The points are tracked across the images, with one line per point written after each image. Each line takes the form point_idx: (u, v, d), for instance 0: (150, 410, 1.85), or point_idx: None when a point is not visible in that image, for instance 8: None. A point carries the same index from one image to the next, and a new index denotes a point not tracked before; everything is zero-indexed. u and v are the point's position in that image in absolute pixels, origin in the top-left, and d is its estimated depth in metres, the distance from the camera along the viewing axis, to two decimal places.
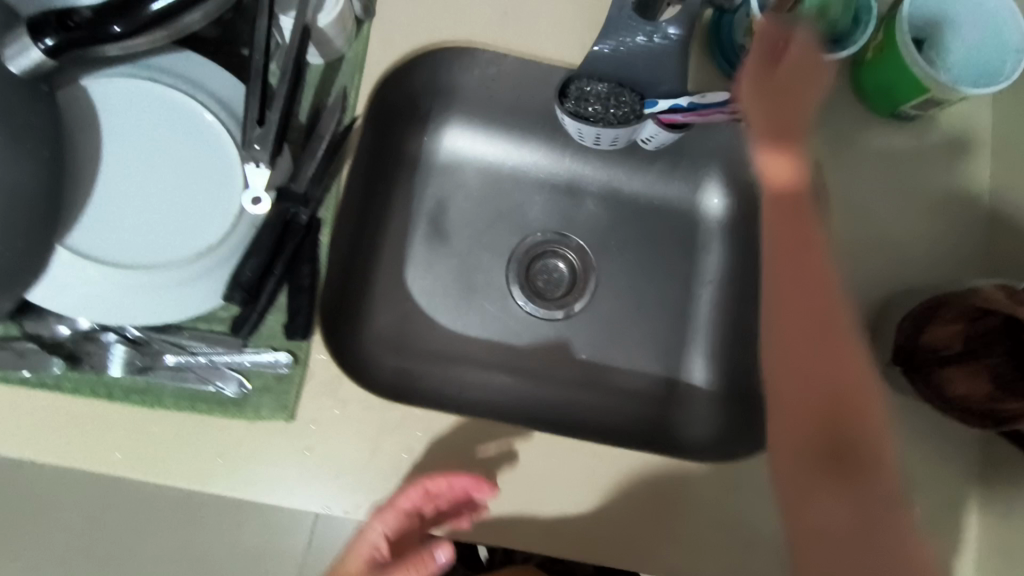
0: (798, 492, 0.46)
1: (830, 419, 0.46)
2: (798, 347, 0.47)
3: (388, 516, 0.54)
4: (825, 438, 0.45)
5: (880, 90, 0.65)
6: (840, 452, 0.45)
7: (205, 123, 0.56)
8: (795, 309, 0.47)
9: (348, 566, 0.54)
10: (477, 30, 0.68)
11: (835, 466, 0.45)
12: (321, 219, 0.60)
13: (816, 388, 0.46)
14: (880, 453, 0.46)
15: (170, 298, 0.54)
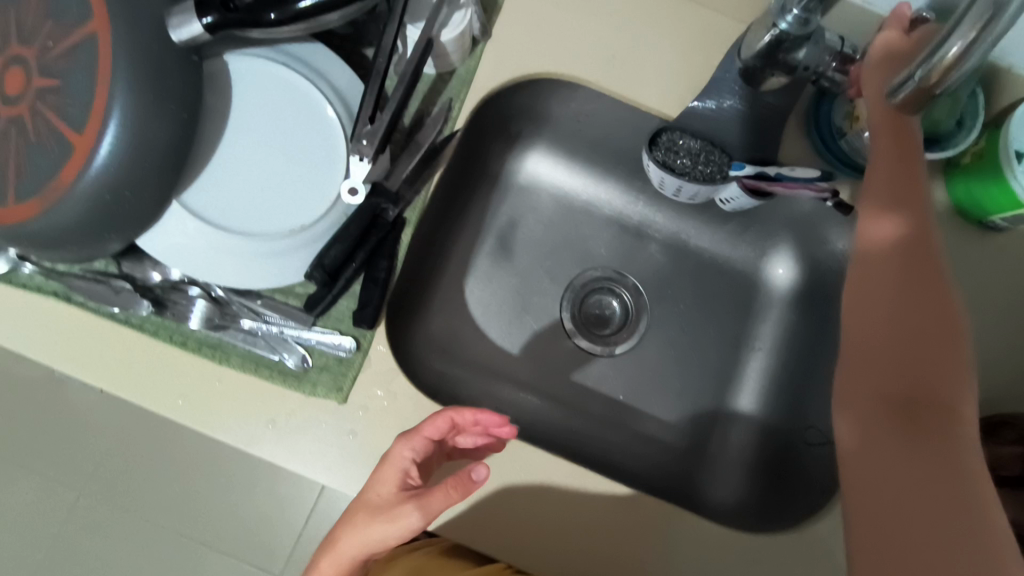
0: (863, 483, 0.46)
1: (910, 419, 0.46)
2: (878, 346, 0.49)
3: (415, 441, 0.53)
4: (902, 432, 0.46)
5: (970, 200, 0.65)
6: (916, 411, 0.46)
7: (323, 113, 0.59)
8: (876, 314, 0.51)
9: (378, 489, 0.51)
10: (586, 67, 0.70)
11: (908, 418, 0.46)
12: (405, 219, 0.64)
13: (891, 387, 0.48)
14: (967, 438, 0.45)
15: (257, 266, 0.58)
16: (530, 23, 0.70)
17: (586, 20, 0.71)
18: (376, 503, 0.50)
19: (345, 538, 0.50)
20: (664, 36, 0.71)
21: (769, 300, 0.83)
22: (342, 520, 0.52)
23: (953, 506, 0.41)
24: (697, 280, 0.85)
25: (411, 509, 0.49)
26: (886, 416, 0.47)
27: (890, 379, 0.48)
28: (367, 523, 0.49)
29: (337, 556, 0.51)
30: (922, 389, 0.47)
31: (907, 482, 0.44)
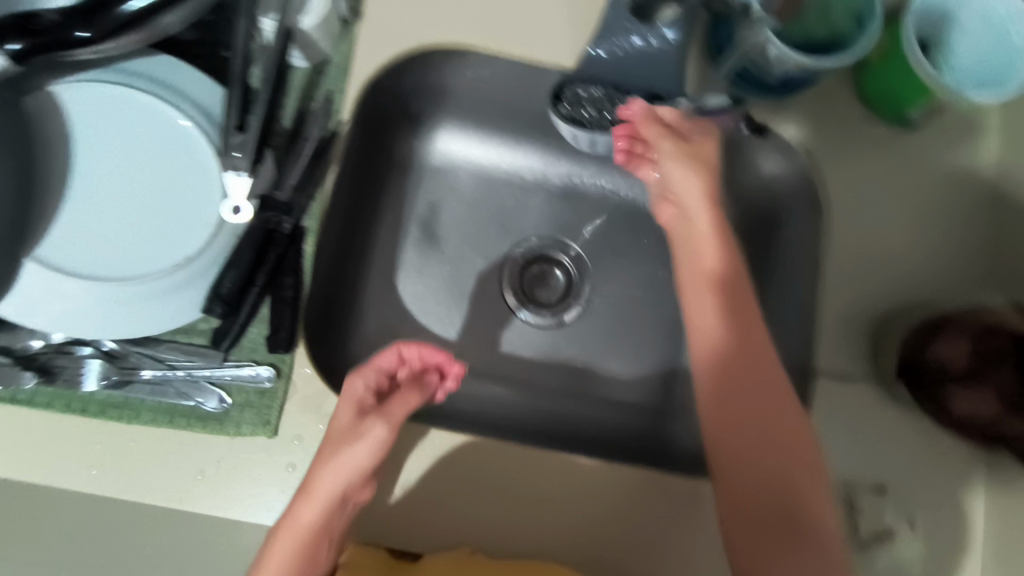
0: (739, 506, 0.48)
1: (764, 432, 0.49)
2: (730, 392, 0.50)
3: (367, 372, 0.53)
4: (760, 458, 0.48)
5: (885, 96, 0.64)
6: (790, 525, 0.46)
7: (184, 131, 0.54)
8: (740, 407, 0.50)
9: (338, 420, 0.52)
10: (469, 33, 0.66)
11: (785, 536, 0.46)
12: (305, 227, 0.58)
13: (743, 408, 0.50)
14: (820, 515, 0.47)
15: (145, 311, 0.52)
16: None
17: None
18: (338, 430, 0.51)
19: (320, 476, 0.49)
20: None
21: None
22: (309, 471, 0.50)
23: (801, 508, 0.46)
24: (633, 231, 0.81)
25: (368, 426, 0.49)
26: (739, 447, 0.49)
27: (746, 427, 0.49)
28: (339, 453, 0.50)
29: (312, 499, 0.49)
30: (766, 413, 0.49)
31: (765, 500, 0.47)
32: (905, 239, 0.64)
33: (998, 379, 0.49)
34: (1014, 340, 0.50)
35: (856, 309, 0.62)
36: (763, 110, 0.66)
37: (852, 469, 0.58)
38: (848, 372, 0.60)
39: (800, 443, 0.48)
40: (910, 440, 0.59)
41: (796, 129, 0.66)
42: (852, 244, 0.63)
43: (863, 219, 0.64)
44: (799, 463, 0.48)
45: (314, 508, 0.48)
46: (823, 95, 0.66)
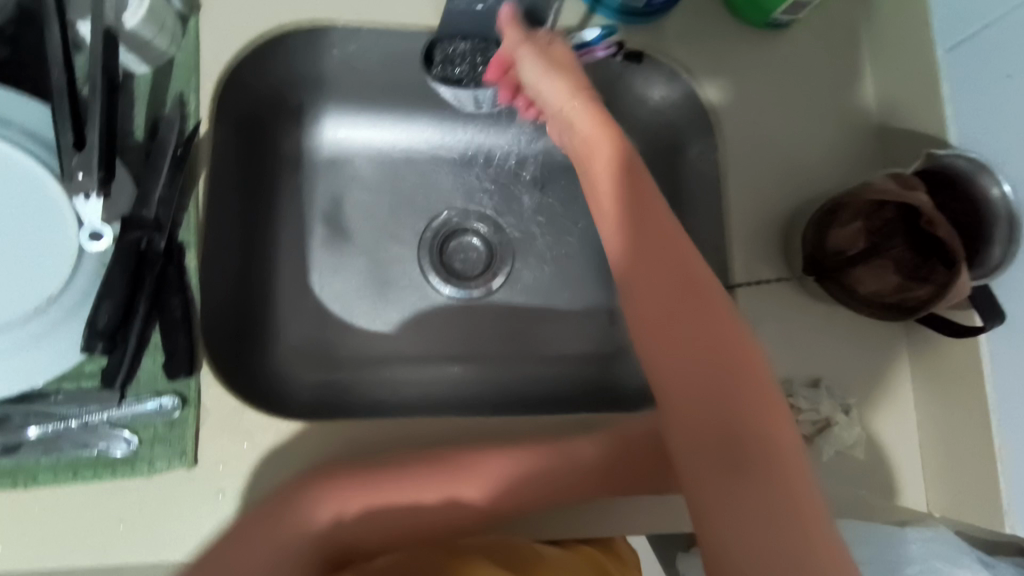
0: (695, 471, 0.37)
1: (702, 365, 0.38)
2: (657, 323, 0.40)
3: None
4: (709, 408, 0.37)
5: (749, 2, 0.64)
6: (736, 454, 0.36)
7: (15, 160, 0.49)
8: (662, 321, 0.40)
9: None
10: (324, 8, 0.63)
11: (733, 471, 0.36)
12: (182, 242, 0.54)
13: (681, 348, 0.39)
14: (776, 431, 0.37)
15: (16, 364, 0.47)
16: None
17: None
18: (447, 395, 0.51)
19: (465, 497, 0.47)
20: None
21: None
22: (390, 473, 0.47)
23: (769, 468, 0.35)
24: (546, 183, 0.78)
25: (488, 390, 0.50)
26: (683, 400, 0.38)
27: (687, 372, 0.38)
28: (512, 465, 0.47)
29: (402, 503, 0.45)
30: (709, 350, 0.38)
31: (721, 461, 0.36)
32: (797, 139, 0.64)
33: (893, 253, 0.52)
34: (899, 211, 0.53)
35: (764, 216, 0.62)
36: (638, 38, 0.65)
37: (785, 369, 0.59)
38: (767, 279, 0.61)
39: (756, 382, 0.38)
40: (837, 330, 0.60)
41: (672, 51, 0.65)
42: (748, 153, 0.64)
43: (753, 127, 0.64)
44: (762, 412, 0.37)
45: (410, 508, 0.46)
46: (692, 13, 0.66)
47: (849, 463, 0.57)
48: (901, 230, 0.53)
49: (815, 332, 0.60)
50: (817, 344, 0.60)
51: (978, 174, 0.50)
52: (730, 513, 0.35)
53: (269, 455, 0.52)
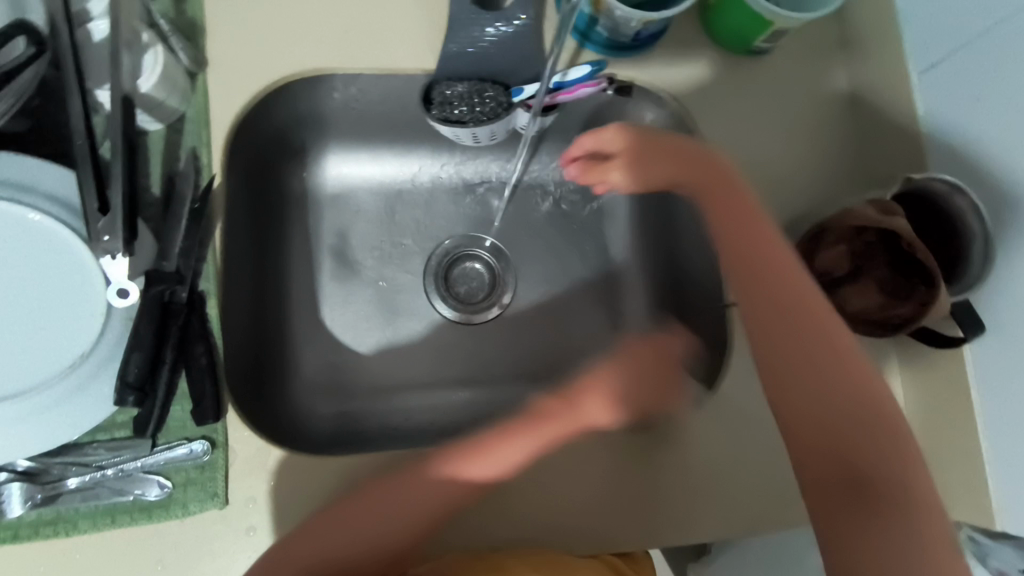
0: (824, 499, 0.47)
1: (829, 408, 0.49)
2: (793, 370, 0.50)
3: None
4: (836, 446, 0.48)
5: (730, 32, 0.67)
6: (866, 495, 0.46)
7: (44, 226, 0.51)
8: (801, 362, 0.50)
9: None
10: (324, 55, 0.65)
11: (863, 505, 0.46)
12: (203, 291, 0.57)
13: (818, 410, 0.49)
14: (892, 475, 0.46)
15: (53, 420, 0.50)
16: (246, 31, 0.63)
17: (300, 6, 0.65)
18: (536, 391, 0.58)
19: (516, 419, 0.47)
20: None
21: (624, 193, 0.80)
22: (426, 462, 0.54)
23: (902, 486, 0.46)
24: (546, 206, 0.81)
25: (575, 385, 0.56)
26: (818, 453, 0.48)
27: (823, 422, 0.48)
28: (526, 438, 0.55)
29: (444, 489, 0.53)
30: (837, 405, 0.49)
31: (851, 489, 0.46)
32: (783, 160, 0.68)
33: (876, 274, 0.55)
34: (881, 236, 0.55)
35: None
36: (627, 70, 0.68)
37: None
38: None
39: (880, 422, 0.48)
40: None
41: (660, 81, 0.68)
42: (737, 176, 0.67)
43: (741, 151, 0.68)
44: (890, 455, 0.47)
45: (460, 485, 0.53)
46: (678, 42, 0.69)
47: None
48: (883, 252, 0.55)
49: None
50: None
51: (952, 196, 0.54)
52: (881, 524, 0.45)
53: (298, 491, 0.55)
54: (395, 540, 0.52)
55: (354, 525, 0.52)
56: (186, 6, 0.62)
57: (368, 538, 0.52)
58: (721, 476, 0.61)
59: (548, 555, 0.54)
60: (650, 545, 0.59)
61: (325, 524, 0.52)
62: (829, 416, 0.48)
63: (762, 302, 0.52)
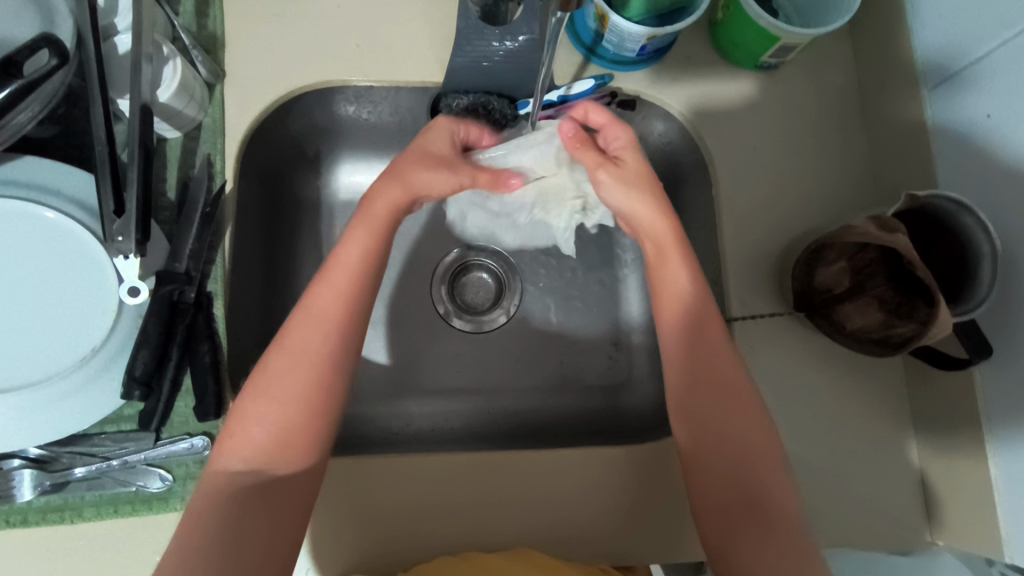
0: (710, 523, 0.51)
1: (730, 435, 0.53)
2: (702, 395, 0.54)
3: (456, 124, 0.62)
4: (732, 470, 0.52)
5: (736, 48, 0.67)
6: (755, 514, 0.50)
7: (65, 226, 0.54)
8: (709, 394, 0.53)
9: (433, 145, 0.60)
10: (336, 68, 0.67)
11: (753, 524, 0.50)
12: (211, 292, 0.59)
13: (711, 451, 0.52)
14: (785, 505, 0.50)
15: (65, 410, 0.52)
16: (262, 45, 0.66)
17: (315, 22, 0.67)
18: (438, 154, 0.59)
19: (417, 174, 0.56)
20: (401, 8, 0.68)
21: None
22: (281, 331, 0.51)
23: (778, 514, 0.50)
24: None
25: (464, 168, 0.60)
26: (714, 484, 0.52)
27: (722, 447, 0.52)
28: (361, 249, 0.53)
29: (313, 335, 0.50)
30: (741, 435, 0.52)
31: (739, 515, 0.50)
32: (787, 175, 0.67)
33: (877, 291, 0.53)
34: (883, 254, 0.54)
35: (758, 252, 0.65)
36: (632, 85, 0.68)
37: (781, 400, 0.61)
38: (763, 313, 0.63)
39: (769, 459, 0.52)
40: (831, 362, 0.62)
41: (666, 96, 0.68)
42: (741, 191, 0.67)
43: (746, 165, 0.67)
44: (773, 482, 0.51)
45: (321, 321, 0.51)
46: (685, 58, 0.69)
47: (846, 490, 0.59)
48: (883, 270, 0.54)
49: (812, 364, 0.62)
50: (811, 376, 0.62)
51: (957, 213, 0.52)
52: (755, 545, 0.49)
53: None
54: (320, 391, 0.50)
55: (265, 395, 0.49)
56: (206, 21, 0.65)
57: (284, 397, 0.49)
58: None
59: (537, 557, 0.54)
60: (642, 558, 0.59)
61: (239, 422, 0.49)
62: (727, 443, 0.52)
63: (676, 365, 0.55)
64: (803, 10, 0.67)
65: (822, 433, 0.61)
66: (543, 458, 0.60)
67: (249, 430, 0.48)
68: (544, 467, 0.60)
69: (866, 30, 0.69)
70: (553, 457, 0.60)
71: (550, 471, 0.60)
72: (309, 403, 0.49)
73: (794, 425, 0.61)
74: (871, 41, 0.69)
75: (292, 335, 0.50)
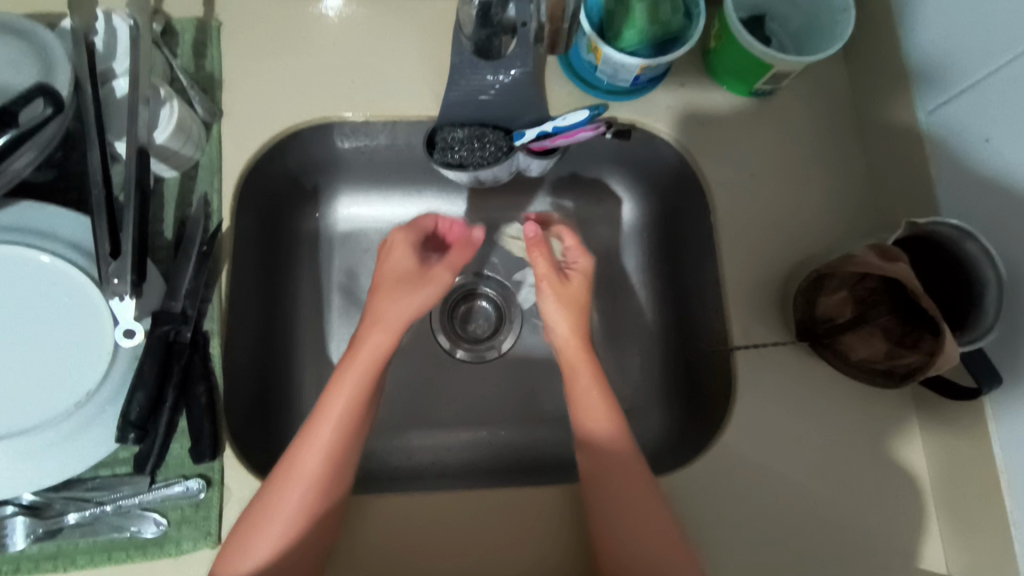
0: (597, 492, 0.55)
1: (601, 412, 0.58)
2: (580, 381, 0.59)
3: (411, 228, 0.63)
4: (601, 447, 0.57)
5: (732, 75, 0.67)
6: (623, 487, 0.55)
7: (61, 269, 0.54)
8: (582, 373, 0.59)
9: (394, 265, 0.61)
10: (332, 103, 0.67)
11: (628, 503, 0.54)
12: (208, 331, 0.59)
13: (606, 460, 0.57)
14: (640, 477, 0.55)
15: (58, 456, 0.51)
16: (259, 85, 0.67)
17: (313, 59, 0.68)
18: (400, 274, 0.60)
19: (389, 307, 0.58)
20: (398, 43, 0.69)
21: (636, 229, 0.78)
22: (267, 481, 0.54)
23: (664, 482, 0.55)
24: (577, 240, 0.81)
25: (430, 275, 0.60)
26: (594, 461, 0.57)
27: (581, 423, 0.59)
28: (348, 396, 0.55)
29: (299, 487, 0.53)
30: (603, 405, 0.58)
31: (619, 485, 0.55)
32: (785, 201, 0.67)
33: (881, 321, 0.53)
34: (885, 285, 0.54)
35: (761, 280, 0.64)
36: (628, 113, 0.68)
37: (786, 429, 0.60)
38: (766, 340, 0.62)
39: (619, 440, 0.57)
40: (838, 390, 0.61)
41: (661, 125, 0.68)
42: (741, 218, 0.66)
43: (745, 192, 0.67)
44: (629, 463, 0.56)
45: (304, 476, 0.53)
46: (680, 85, 0.69)
47: (855, 521, 0.58)
48: (885, 299, 0.54)
49: (818, 394, 0.61)
50: (814, 406, 0.61)
51: (960, 239, 0.51)
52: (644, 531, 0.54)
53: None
54: (302, 540, 0.52)
55: (247, 546, 0.51)
56: (204, 62, 0.66)
57: (266, 546, 0.51)
58: (726, 526, 0.58)
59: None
60: None
61: (223, 565, 0.51)
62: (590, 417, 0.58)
63: (589, 377, 0.59)
64: (796, 37, 0.67)
65: (830, 464, 0.59)
66: (541, 493, 0.58)
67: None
68: (542, 502, 0.58)
69: (862, 56, 0.69)
70: (552, 491, 0.58)
71: (550, 505, 0.58)
72: (291, 551, 0.52)
73: (799, 455, 0.60)
74: (866, 66, 0.69)
75: (280, 484, 0.53)
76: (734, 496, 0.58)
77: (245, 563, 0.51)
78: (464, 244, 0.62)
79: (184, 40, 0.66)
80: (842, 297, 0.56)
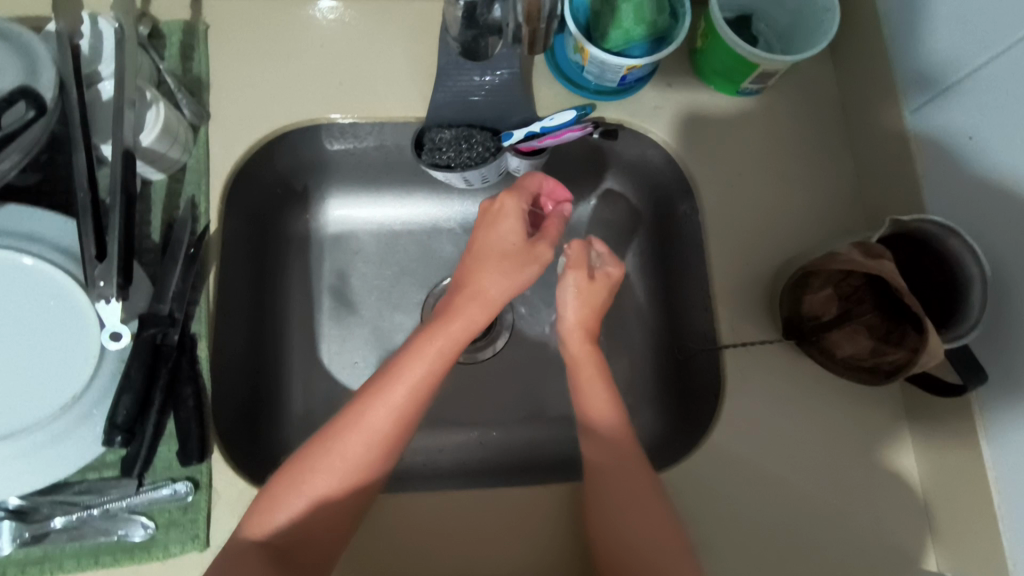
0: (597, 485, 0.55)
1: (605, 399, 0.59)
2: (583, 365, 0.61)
3: (522, 194, 0.62)
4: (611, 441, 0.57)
5: (718, 74, 0.67)
6: (624, 480, 0.55)
7: (47, 272, 0.54)
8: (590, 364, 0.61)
9: (502, 234, 0.60)
10: (320, 104, 0.67)
11: (627, 500, 0.54)
12: (195, 333, 0.59)
13: (611, 455, 0.56)
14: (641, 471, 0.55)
15: (43, 460, 0.51)
16: (247, 87, 0.67)
17: (300, 61, 0.68)
18: (504, 246, 0.60)
19: (489, 278, 0.59)
20: (384, 45, 0.69)
21: (626, 229, 0.78)
22: (331, 427, 0.54)
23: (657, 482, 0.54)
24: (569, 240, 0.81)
25: (536, 247, 0.60)
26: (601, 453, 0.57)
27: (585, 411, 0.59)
28: (432, 363, 0.55)
29: (365, 439, 0.53)
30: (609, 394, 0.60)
31: (621, 478, 0.55)
32: (772, 200, 0.67)
33: (865, 317, 0.54)
34: (867, 281, 0.55)
35: (749, 278, 0.64)
36: (616, 113, 0.68)
37: (775, 427, 0.60)
38: (754, 338, 0.62)
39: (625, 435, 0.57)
40: (826, 387, 0.61)
41: (649, 124, 0.68)
42: (729, 217, 0.66)
43: (732, 191, 0.67)
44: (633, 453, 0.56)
45: (371, 431, 0.53)
46: (666, 85, 0.69)
47: (844, 518, 0.58)
48: (869, 296, 0.55)
49: (807, 391, 0.61)
50: (803, 404, 0.61)
51: (946, 236, 0.52)
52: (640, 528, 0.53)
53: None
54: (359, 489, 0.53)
55: (306, 485, 0.51)
56: (192, 64, 0.66)
57: (327, 489, 0.52)
58: (716, 523, 0.58)
59: None
60: None
61: (277, 497, 0.51)
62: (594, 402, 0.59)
63: (592, 367, 0.61)
64: (781, 37, 0.68)
65: (819, 462, 0.60)
66: (532, 493, 0.58)
67: (284, 510, 0.51)
68: (532, 502, 0.58)
69: (848, 54, 0.70)
70: (542, 491, 0.58)
71: (540, 504, 0.58)
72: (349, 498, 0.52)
73: (789, 452, 0.60)
74: (851, 65, 0.69)
75: (348, 435, 0.53)
76: (723, 494, 0.58)
77: (302, 499, 0.51)
78: (557, 219, 0.62)
79: (171, 43, 0.66)
80: (826, 296, 0.56)
